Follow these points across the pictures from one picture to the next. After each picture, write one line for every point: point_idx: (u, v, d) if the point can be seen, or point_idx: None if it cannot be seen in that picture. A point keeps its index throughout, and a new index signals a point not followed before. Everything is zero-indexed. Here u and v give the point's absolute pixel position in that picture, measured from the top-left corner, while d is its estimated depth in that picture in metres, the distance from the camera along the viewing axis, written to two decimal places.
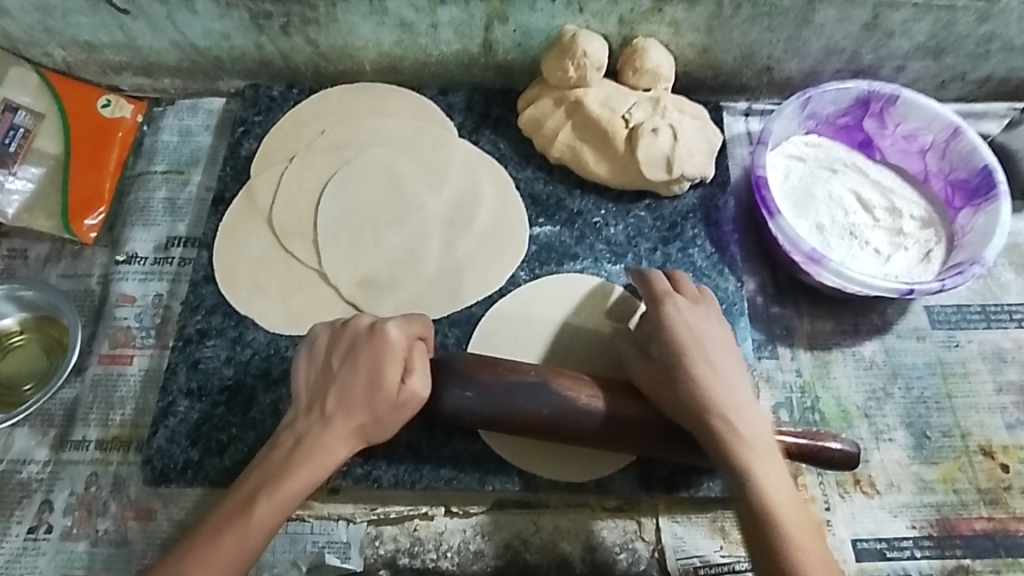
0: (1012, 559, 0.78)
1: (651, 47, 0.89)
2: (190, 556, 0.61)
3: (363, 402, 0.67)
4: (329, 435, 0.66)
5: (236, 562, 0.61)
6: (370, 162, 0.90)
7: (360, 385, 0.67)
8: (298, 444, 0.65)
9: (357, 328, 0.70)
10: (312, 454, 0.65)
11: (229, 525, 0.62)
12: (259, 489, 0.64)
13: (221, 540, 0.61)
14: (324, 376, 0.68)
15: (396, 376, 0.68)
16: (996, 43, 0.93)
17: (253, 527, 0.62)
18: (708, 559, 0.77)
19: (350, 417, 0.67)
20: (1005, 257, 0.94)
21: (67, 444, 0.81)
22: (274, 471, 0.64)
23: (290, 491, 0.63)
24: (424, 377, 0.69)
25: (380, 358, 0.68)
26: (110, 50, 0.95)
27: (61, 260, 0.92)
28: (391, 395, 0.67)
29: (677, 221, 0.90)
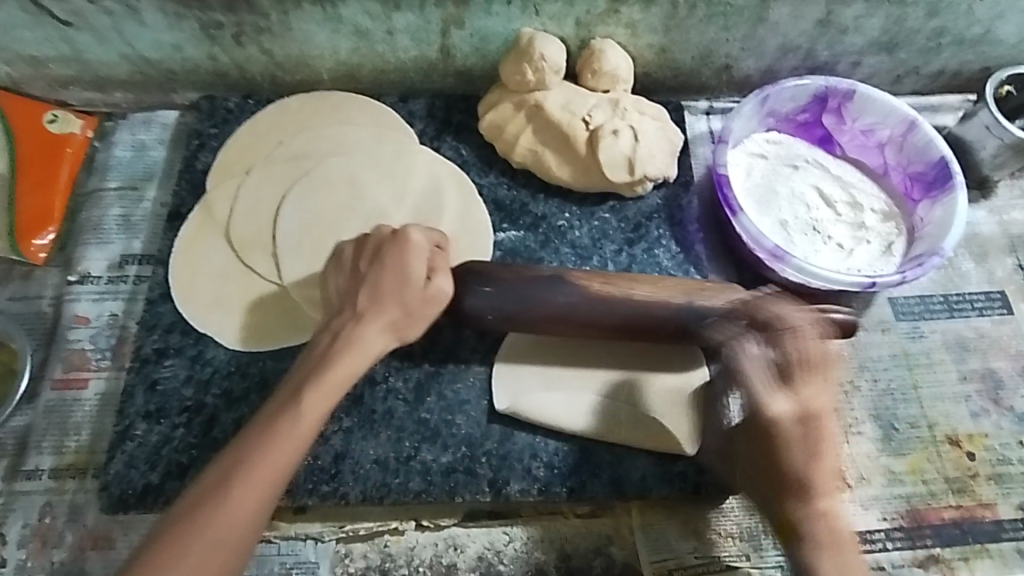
0: (979, 546, 0.78)
1: (609, 48, 0.88)
2: (243, 449, 0.59)
3: (393, 295, 0.70)
4: (363, 328, 0.68)
5: (286, 456, 0.59)
6: (330, 171, 0.88)
7: (389, 278, 0.70)
8: (336, 338, 0.67)
9: (381, 235, 0.74)
10: (351, 347, 0.67)
11: (275, 417, 0.61)
12: (306, 380, 0.64)
13: (273, 430, 0.60)
14: (353, 278, 0.71)
15: (423, 272, 0.71)
16: (947, 37, 0.95)
17: (301, 417, 0.61)
18: (682, 561, 0.76)
19: (383, 309, 0.69)
20: (964, 248, 0.95)
21: (19, 473, 0.78)
22: (317, 362, 0.66)
23: (336, 378, 0.65)
24: (447, 277, 0.73)
25: (405, 254, 0.71)
26: (57, 64, 0.92)
27: (10, 283, 0.89)
28: (420, 289, 0.71)
29: (642, 222, 0.90)
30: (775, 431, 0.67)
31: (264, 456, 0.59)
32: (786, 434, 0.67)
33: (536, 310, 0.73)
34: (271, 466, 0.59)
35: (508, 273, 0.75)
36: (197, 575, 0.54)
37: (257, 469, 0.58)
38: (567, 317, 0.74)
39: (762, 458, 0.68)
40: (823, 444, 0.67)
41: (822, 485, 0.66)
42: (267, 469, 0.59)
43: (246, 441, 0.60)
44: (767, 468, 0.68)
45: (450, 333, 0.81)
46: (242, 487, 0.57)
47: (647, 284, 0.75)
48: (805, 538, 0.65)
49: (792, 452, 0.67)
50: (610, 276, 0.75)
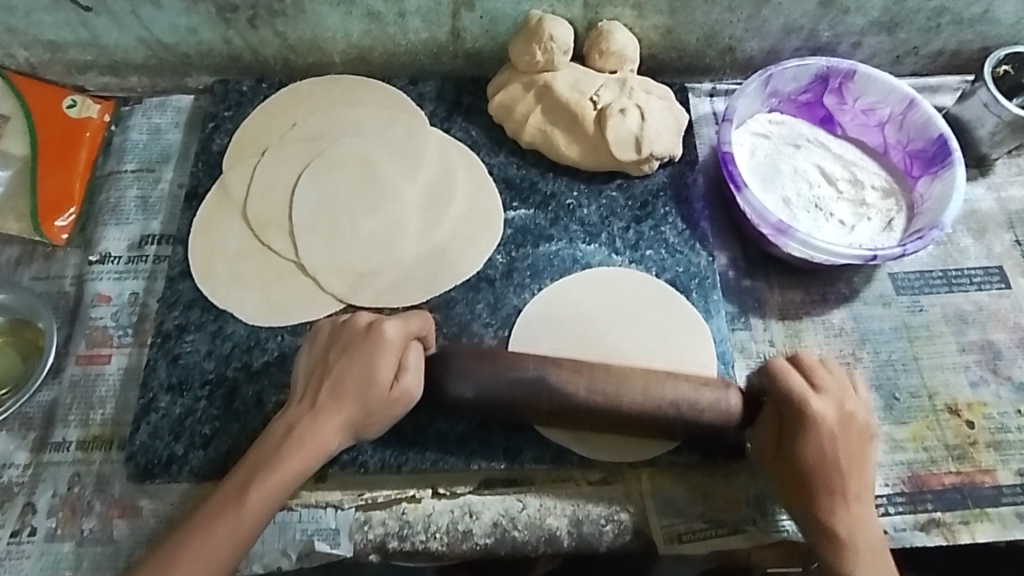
0: (979, 510, 0.81)
1: (616, 29, 0.90)
2: (187, 536, 0.63)
3: (354, 395, 0.69)
4: (320, 422, 0.68)
5: (225, 544, 0.63)
6: (343, 153, 0.90)
7: (355, 379, 0.69)
8: (288, 435, 0.67)
9: (356, 327, 0.72)
10: (306, 444, 0.67)
11: (223, 505, 0.65)
12: (253, 476, 0.66)
13: (218, 522, 0.64)
14: (321, 366, 0.71)
15: (389, 374, 0.70)
16: (946, 16, 0.97)
17: (245, 514, 0.64)
18: (692, 525, 0.79)
19: (340, 411, 0.68)
20: (963, 224, 0.98)
21: (47, 445, 0.81)
22: (265, 459, 0.66)
23: (280, 480, 0.66)
24: (416, 376, 0.71)
25: (375, 354, 0.70)
26: (75, 49, 0.94)
27: (33, 263, 0.91)
28: (384, 391, 0.69)
29: (648, 199, 0.92)
30: (819, 461, 0.70)
31: (202, 544, 0.63)
32: (825, 461, 0.70)
33: (513, 400, 0.72)
34: (202, 561, 0.62)
35: (486, 370, 0.72)
36: None
37: (196, 559, 0.62)
38: (549, 409, 0.72)
39: (805, 488, 0.70)
40: (857, 466, 0.71)
41: (852, 504, 0.70)
42: (205, 561, 0.63)
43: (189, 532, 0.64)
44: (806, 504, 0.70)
45: (463, 308, 0.85)
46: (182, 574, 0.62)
47: (638, 382, 0.73)
48: (841, 563, 0.68)
49: (838, 476, 0.70)
50: (596, 373, 0.73)
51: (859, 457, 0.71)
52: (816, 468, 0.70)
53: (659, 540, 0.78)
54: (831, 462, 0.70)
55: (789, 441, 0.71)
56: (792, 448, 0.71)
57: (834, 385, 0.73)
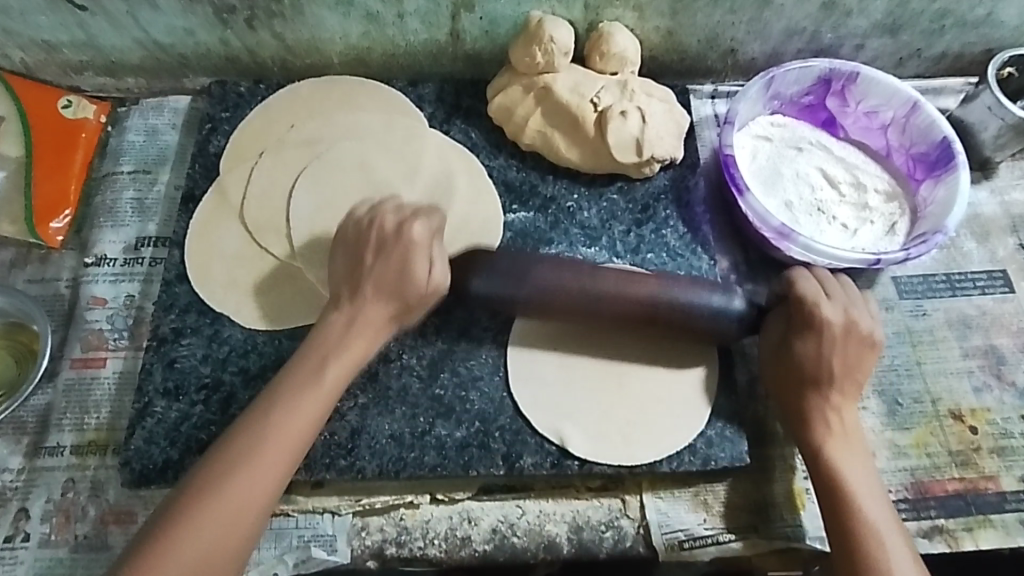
0: (983, 517, 0.80)
1: (617, 31, 0.90)
2: (246, 428, 0.66)
3: (393, 294, 0.74)
4: (363, 327, 0.73)
5: (294, 433, 0.67)
6: (342, 155, 0.90)
7: (392, 277, 0.74)
8: (345, 326, 0.72)
9: (382, 228, 0.76)
10: (356, 336, 0.72)
11: (276, 403, 0.68)
12: (317, 362, 0.70)
13: (284, 407, 0.67)
14: (358, 270, 0.75)
15: (425, 267, 0.74)
16: (950, 19, 0.96)
17: (298, 411, 0.68)
18: (693, 532, 0.78)
19: (382, 307, 0.73)
20: (966, 228, 0.97)
21: (41, 450, 0.80)
22: (322, 349, 0.71)
23: (343, 362, 0.71)
24: (445, 266, 0.76)
25: (409, 251, 0.74)
26: (71, 49, 0.93)
27: (28, 266, 0.90)
28: (421, 285, 0.74)
29: (649, 203, 0.92)
30: (823, 366, 0.74)
31: (264, 448, 0.65)
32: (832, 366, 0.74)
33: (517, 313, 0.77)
34: (279, 446, 0.66)
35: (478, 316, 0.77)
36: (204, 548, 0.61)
37: (264, 462, 0.65)
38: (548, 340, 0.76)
39: (802, 389, 0.75)
40: (858, 376, 0.75)
41: (845, 412, 0.75)
42: (279, 445, 0.66)
43: (252, 415, 0.67)
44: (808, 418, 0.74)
45: (462, 313, 0.84)
46: (250, 479, 0.64)
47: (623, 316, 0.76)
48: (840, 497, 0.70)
49: (837, 382, 0.74)
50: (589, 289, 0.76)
51: (857, 365, 0.75)
52: (821, 371, 0.74)
53: (659, 547, 0.77)
54: (824, 367, 0.74)
55: (792, 340, 0.75)
56: (802, 350, 0.74)
57: (840, 293, 0.76)
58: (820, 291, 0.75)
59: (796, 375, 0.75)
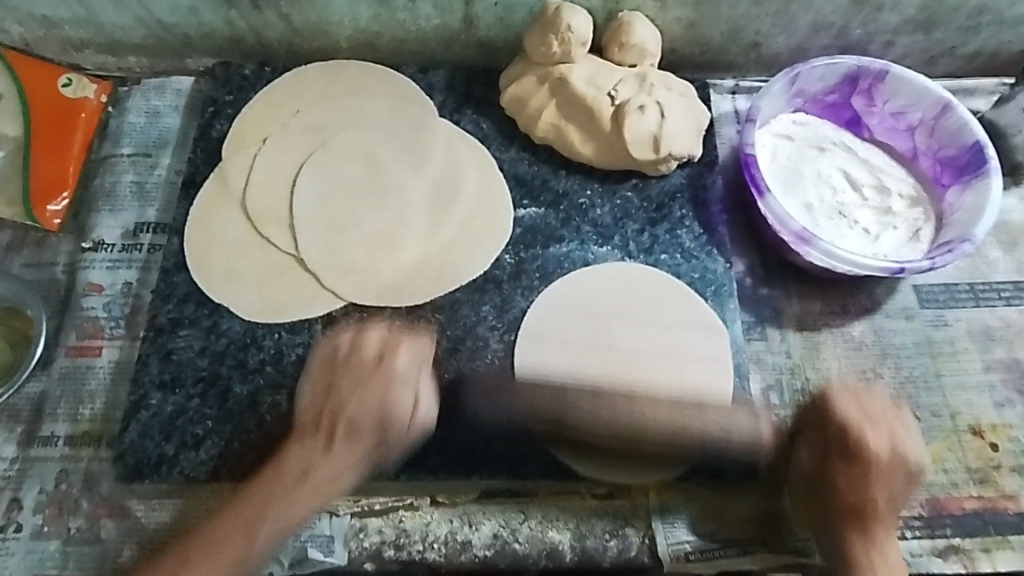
0: (1001, 538, 0.77)
1: (637, 21, 0.86)
2: (193, 555, 0.64)
3: (369, 433, 0.69)
4: (330, 460, 0.68)
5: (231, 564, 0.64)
6: (348, 143, 0.87)
7: (368, 415, 0.69)
8: (304, 475, 0.67)
9: (365, 357, 0.72)
10: (320, 487, 0.67)
11: (242, 505, 0.66)
12: (258, 513, 0.66)
13: (211, 553, 0.64)
14: (331, 398, 0.71)
15: (408, 400, 0.71)
16: (986, 16, 0.92)
17: (257, 529, 0.65)
18: (699, 544, 0.76)
19: (354, 454, 0.68)
20: (993, 235, 0.93)
21: (35, 440, 0.78)
22: (263, 501, 0.66)
23: (295, 512, 0.66)
24: (429, 377, 0.74)
25: (388, 394, 0.70)
26: (71, 26, 0.90)
27: (25, 248, 0.88)
28: (404, 420, 0.70)
29: (664, 201, 0.88)
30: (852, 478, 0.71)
31: (214, 555, 0.64)
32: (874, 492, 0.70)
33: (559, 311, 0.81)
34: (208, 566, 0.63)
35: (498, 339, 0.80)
36: None
37: (210, 564, 0.64)
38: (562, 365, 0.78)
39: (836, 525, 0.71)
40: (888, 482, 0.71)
41: (881, 528, 0.70)
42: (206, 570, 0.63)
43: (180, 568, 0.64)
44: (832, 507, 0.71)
45: (468, 310, 0.81)
46: None
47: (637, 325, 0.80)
48: None
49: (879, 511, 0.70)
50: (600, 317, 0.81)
51: (895, 495, 0.71)
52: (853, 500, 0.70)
53: (665, 560, 0.75)
54: (868, 497, 0.70)
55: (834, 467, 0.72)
56: (828, 469, 0.72)
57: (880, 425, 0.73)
58: (857, 411, 0.73)
59: (821, 452, 0.73)
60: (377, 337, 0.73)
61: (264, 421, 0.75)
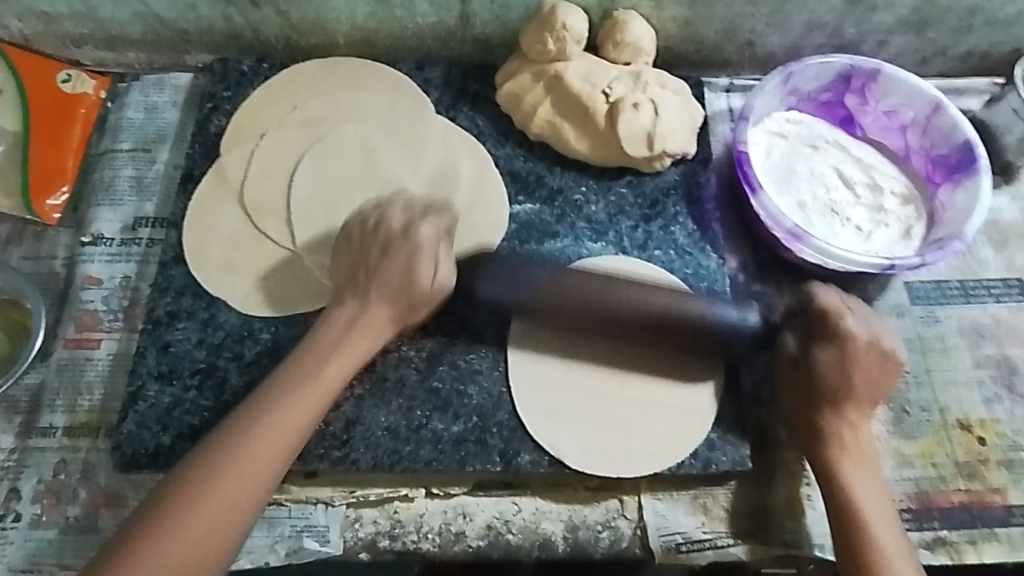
0: (989, 531, 0.78)
1: (632, 19, 0.87)
2: (226, 449, 0.64)
3: (399, 293, 0.74)
4: (368, 316, 0.73)
5: (279, 447, 0.65)
6: (345, 138, 0.88)
7: (397, 275, 0.74)
8: (351, 325, 0.72)
9: (391, 228, 0.76)
10: (361, 332, 0.73)
11: (290, 386, 0.68)
12: (303, 365, 0.69)
13: (250, 438, 0.65)
14: (368, 268, 0.74)
15: (429, 271, 0.74)
16: (978, 16, 0.93)
17: (315, 391, 0.68)
18: (691, 536, 0.76)
19: (382, 307, 0.74)
20: (984, 234, 0.94)
21: (33, 430, 0.79)
22: (307, 367, 0.70)
23: (336, 373, 0.70)
24: (451, 268, 0.76)
25: (415, 253, 0.74)
26: (70, 21, 0.91)
27: (23, 241, 0.89)
28: (426, 287, 0.74)
29: (658, 198, 0.89)
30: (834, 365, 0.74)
31: (271, 421, 0.66)
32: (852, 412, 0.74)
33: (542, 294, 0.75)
34: (245, 482, 0.63)
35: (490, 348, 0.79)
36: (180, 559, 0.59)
37: (270, 427, 0.66)
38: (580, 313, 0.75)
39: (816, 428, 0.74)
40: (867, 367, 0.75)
41: (859, 428, 0.74)
42: (250, 458, 0.64)
43: (221, 446, 0.64)
44: (812, 390, 0.75)
45: (463, 304, 0.82)
46: (219, 489, 0.62)
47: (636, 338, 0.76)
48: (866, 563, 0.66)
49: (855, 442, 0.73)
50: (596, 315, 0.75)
51: (874, 381, 0.75)
52: (830, 386, 0.74)
53: (656, 550, 0.76)
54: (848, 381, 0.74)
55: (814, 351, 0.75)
56: (813, 355, 0.75)
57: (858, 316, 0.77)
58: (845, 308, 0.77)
59: (808, 391, 0.75)
60: (404, 212, 0.77)
61: None
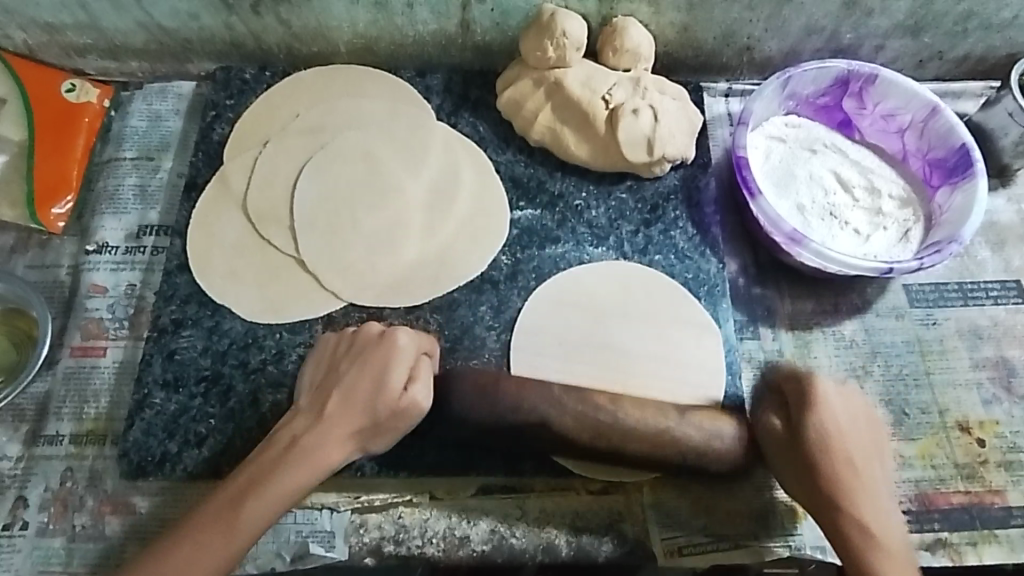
0: (988, 532, 0.79)
1: (631, 26, 0.87)
2: (159, 553, 0.62)
3: (364, 408, 0.67)
4: (325, 442, 0.66)
5: (208, 561, 0.61)
6: (347, 146, 0.88)
7: (364, 387, 0.68)
8: (292, 447, 0.65)
9: (368, 334, 0.72)
10: (307, 459, 0.65)
11: (211, 521, 0.63)
12: (248, 482, 0.64)
13: (189, 540, 0.62)
14: (330, 372, 0.70)
15: (399, 383, 0.68)
16: (974, 20, 0.93)
17: (236, 532, 0.62)
18: (693, 538, 0.77)
19: (349, 419, 0.67)
20: (982, 236, 0.95)
21: (39, 439, 0.79)
22: (260, 471, 0.64)
23: (274, 492, 0.63)
24: (426, 386, 0.70)
25: (385, 363, 0.69)
26: (73, 31, 0.92)
27: (28, 250, 0.89)
28: (392, 401, 0.68)
29: (658, 202, 0.90)
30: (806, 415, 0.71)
31: (187, 555, 0.61)
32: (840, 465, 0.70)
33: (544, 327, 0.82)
34: None
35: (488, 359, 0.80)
36: None
37: (192, 566, 0.61)
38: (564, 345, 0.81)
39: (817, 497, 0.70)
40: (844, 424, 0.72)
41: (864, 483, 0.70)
42: (182, 567, 0.61)
43: (157, 553, 0.62)
44: (807, 462, 0.70)
45: (465, 310, 0.83)
46: None
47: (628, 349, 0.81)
48: None
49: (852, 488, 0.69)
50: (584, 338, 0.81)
51: (859, 438, 0.72)
52: (818, 448, 0.70)
53: (658, 553, 0.77)
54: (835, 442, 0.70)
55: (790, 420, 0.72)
56: (799, 425, 0.71)
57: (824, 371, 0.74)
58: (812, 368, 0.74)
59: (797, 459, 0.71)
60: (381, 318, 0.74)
61: (266, 420, 0.77)
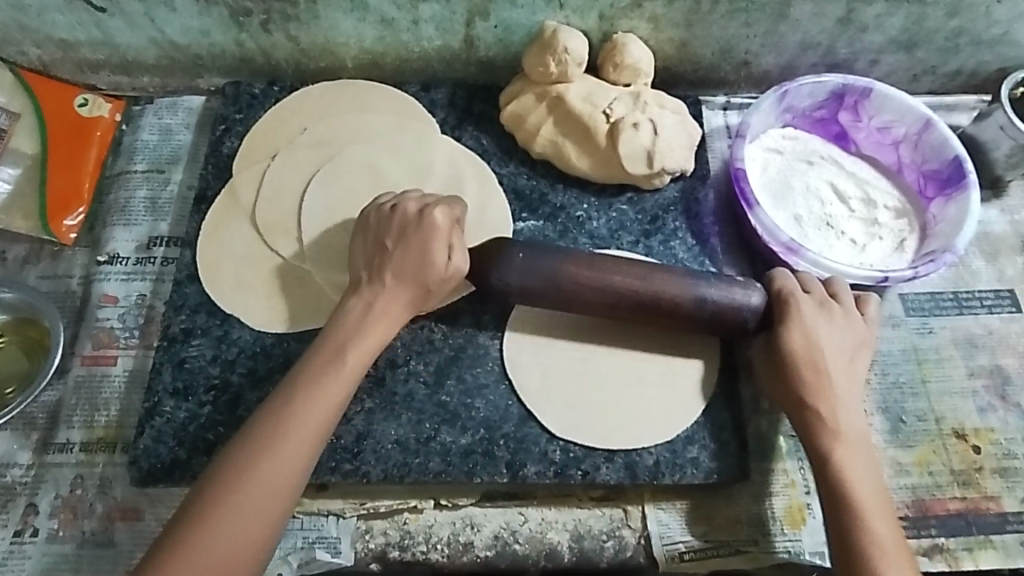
0: (984, 538, 0.80)
1: (631, 42, 0.90)
2: (281, 421, 0.66)
3: (415, 277, 0.75)
4: (390, 300, 0.74)
5: (326, 411, 0.68)
6: (353, 158, 0.90)
7: (413, 259, 0.74)
8: (366, 313, 0.73)
9: (405, 213, 0.77)
10: (379, 316, 0.73)
11: (314, 387, 0.68)
12: (340, 348, 0.71)
13: (305, 398, 0.67)
14: (379, 253, 0.75)
15: (442, 254, 0.75)
16: (964, 37, 0.96)
17: (338, 386, 0.69)
18: (693, 545, 0.78)
19: (405, 288, 0.74)
20: (975, 246, 0.97)
21: (50, 446, 0.81)
22: (344, 335, 0.72)
23: (367, 348, 0.72)
24: (464, 255, 0.77)
25: (428, 237, 0.75)
26: (88, 48, 0.94)
27: (41, 261, 0.91)
28: (440, 269, 0.75)
29: (658, 214, 0.92)
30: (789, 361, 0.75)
31: (303, 421, 0.66)
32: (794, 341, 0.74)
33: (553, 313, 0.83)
34: (304, 440, 0.66)
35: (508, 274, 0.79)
36: (246, 522, 0.62)
37: (310, 420, 0.67)
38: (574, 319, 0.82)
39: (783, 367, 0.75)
40: (839, 375, 0.74)
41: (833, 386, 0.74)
42: (314, 423, 0.67)
43: (268, 419, 0.66)
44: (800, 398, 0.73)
45: (469, 319, 0.84)
46: (275, 461, 0.64)
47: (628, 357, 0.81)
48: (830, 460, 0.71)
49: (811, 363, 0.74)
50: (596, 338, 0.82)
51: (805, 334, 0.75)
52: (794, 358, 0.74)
53: (659, 559, 0.78)
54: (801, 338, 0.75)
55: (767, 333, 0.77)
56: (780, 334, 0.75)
57: (827, 329, 0.75)
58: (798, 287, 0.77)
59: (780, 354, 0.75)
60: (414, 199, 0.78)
61: None
